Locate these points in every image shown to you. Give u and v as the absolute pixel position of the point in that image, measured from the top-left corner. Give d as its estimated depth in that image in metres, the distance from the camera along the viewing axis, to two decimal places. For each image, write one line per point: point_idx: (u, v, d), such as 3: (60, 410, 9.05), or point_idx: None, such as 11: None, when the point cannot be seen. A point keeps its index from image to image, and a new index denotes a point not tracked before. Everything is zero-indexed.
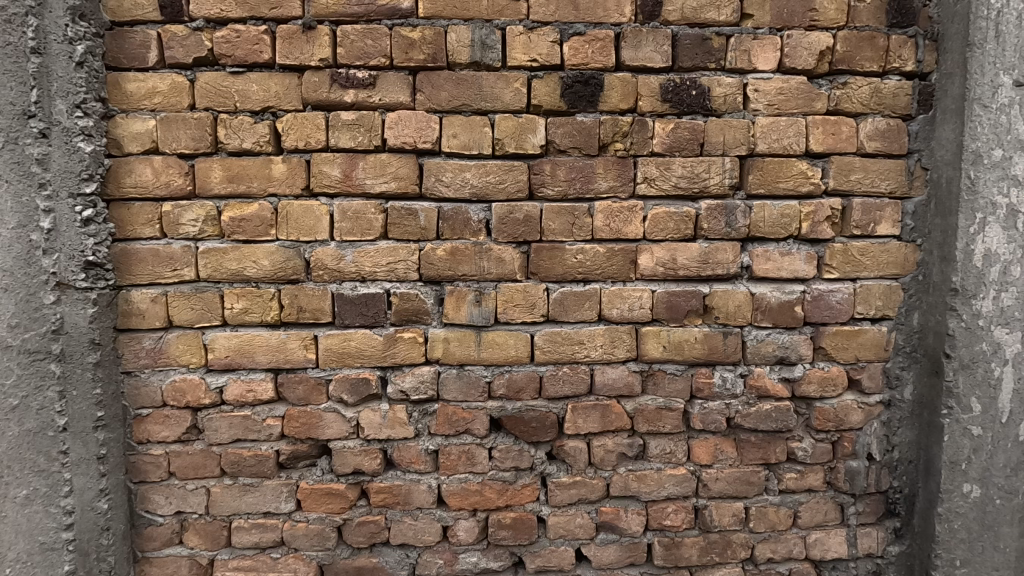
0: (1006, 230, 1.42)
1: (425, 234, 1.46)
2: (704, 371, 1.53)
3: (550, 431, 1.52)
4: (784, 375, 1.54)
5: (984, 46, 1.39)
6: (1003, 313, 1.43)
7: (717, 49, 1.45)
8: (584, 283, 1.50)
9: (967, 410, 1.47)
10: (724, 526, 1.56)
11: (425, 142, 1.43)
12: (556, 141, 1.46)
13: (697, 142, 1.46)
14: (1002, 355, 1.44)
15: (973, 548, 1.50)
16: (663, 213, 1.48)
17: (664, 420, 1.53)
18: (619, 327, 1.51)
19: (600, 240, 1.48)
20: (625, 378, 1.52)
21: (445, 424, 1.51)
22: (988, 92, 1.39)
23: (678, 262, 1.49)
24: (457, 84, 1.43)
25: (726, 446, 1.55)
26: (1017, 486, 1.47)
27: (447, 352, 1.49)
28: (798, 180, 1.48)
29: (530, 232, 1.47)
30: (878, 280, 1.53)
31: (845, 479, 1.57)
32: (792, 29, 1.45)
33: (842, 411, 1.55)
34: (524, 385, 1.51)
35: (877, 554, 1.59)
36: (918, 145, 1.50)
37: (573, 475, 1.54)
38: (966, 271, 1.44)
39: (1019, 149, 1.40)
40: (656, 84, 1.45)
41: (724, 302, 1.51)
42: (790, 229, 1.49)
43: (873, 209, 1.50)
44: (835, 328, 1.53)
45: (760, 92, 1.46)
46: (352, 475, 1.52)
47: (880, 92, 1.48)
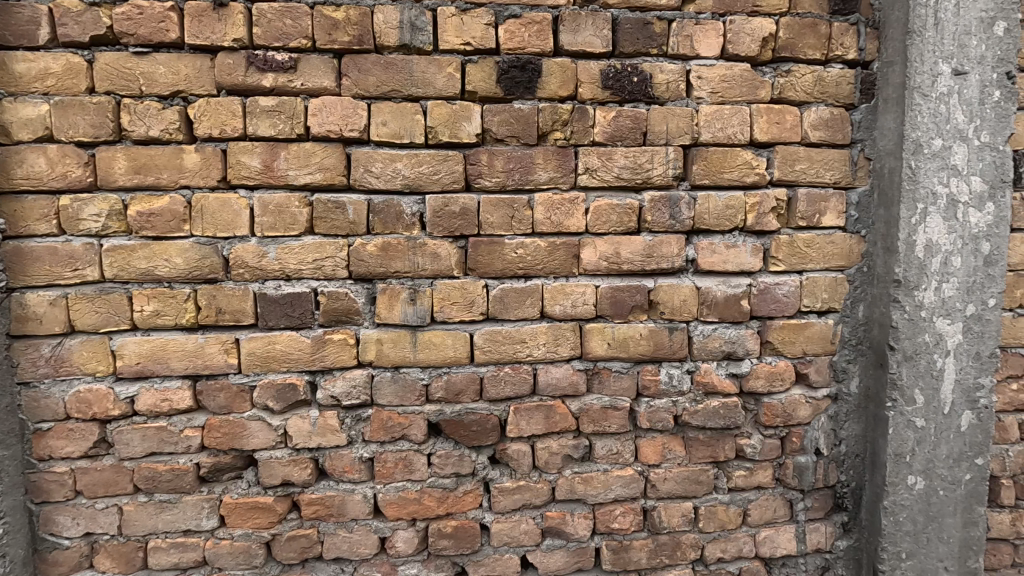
0: (946, 221, 1.41)
1: (354, 229, 1.37)
2: (650, 368, 1.48)
3: (492, 434, 1.45)
4: (731, 371, 1.50)
5: (924, 33, 1.36)
6: (944, 304, 1.43)
7: (659, 34, 1.40)
8: (525, 279, 1.43)
9: (911, 402, 1.46)
10: (674, 527, 1.52)
11: (352, 130, 1.34)
12: (493, 129, 1.38)
13: (639, 131, 1.41)
14: (943, 346, 1.44)
15: (918, 540, 1.49)
16: (606, 205, 1.42)
17: (611, 420, 1.48)
18: (562, 324, 1.44)
19: (541, 234, 1.42)
20: (569, 377, 1.46)
21: (380, 430, 1.42)
22: (927, 81, 1.37)
23: (622, 256, 1.44)
24: (386, 68, 1.34)
25: (674, 445, 1.51)
26: (959, 476, 1.48)
27: (381, 354, 1.41)
28: (743, 170, 1.44)
29: (466, 226, 1.39)
30: (824, 272, 1.50)
31: (793, 475, 1.54)
32: (734, 14, 1.41)
33: (789, 406, 1.52)
34: (463, 387, 1.44)
35: (826, 549, 1.57)
36: (861, 135, 1.47)
37: (517, 480, 1.48)
38: (908, 262, 1.42)
39: (957, 139, 1.39)
40: (597, 70, 1.39)
41: (669, 297, 1.46)
42: (734, 220, 1.45)
43: (818, 200, 1.47)
44: (782, 322, 1.50)
45: (704, 79, 1.41)
46: (281, 487, 1.42)
47: (823, 81, 1.45)
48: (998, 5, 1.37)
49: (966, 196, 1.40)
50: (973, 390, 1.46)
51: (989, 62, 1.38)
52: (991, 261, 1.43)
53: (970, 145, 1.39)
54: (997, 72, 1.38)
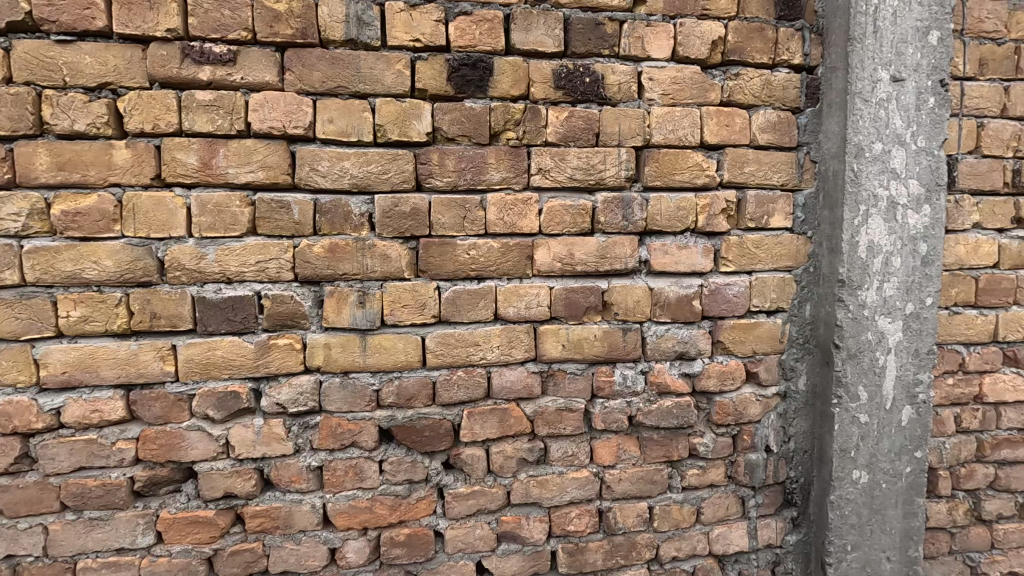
0: (886, 222, 1.45)
1: (299, 229, 1.32)
2: (604, 369, 1.48)
3: (445, 439, 1.43)
4: (684, 371, 1.51)
5: (864, 41, 1.40)
6: (885, 303, 1.47)
7: (611, 35, 1.40)
8: (477, 280, 1.41)
9: (855, 398, 1.50)
10: (629, 528, 1.52)
11: (296, 126, 1.29)
12: (443, 128, 1.35)
13: (592, 132, 1.40)
14: (884, 344, 1.48)
15: (862, 531, 1.53)
16: (559, 206, 1.41)
17: (565, 422, 1.47)
18: (516, 326, 1.43)
19: (494, 235, 1.40)
20: (523, 379, 1.44)
21: (329, 437, 1.38)
22: (868, 87, 1.41)
23: (575, 257, 1.43)
24: (332, 63, 1.29)
25: (629, 445, 1.52)
26: (900, 469, 1.54)
27: (330, 358, 1.36)
28: (694, 172, 1.45)
29: (417, 226, 1.36)
30: (772, 272, 1.53)
31: (745, 472, 1.56)
32: (684, 17, 1.42)
33: (740, 405, 1.54)
34: (415, 392, 1.40)
35: (776, 545, 1.60)
36: (807, 138, 1.51)
37: (471, 485, 1.46)
38: (852, 262, 1.46)
39: (896, 143, 1.44)
40: (549, 70, 1.38)
41: (623, 298, 1.46)
42: (686, 222, 1.46)
43: (767, 202, 1.50)
44: (732, 322, 1.52)
45: (655, 80, 1.42)
46: (223, 500, 1.36)
47: (770, 84, 1.47)
48: (932, 15, 1.42)
49: (905, 199, 1.45)
50: (913, 386, 1.51)
51: (924, 70, 1.43)
52: (928, 261, 1.48)
53: (907, 149, 1.44)
54: (931, 80, 1.44)
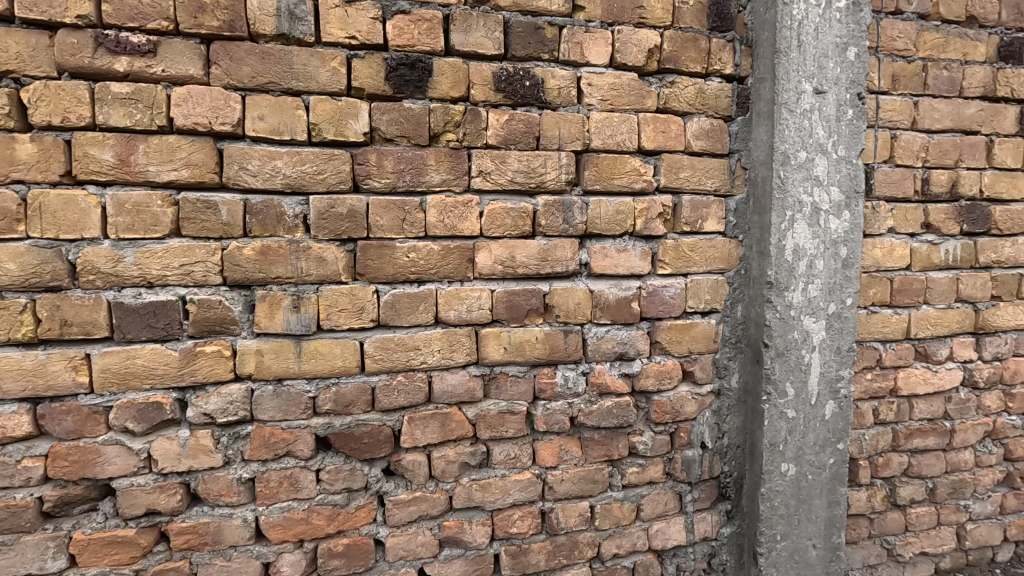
0: (810, 227, 1.53)
1: (228, 231, 1.26)
2: (546, 371, 1.49)
3: (385, 446, 1.40)
4: (623, 371, 1.54)
5: (789, 54, 1.47)
6: (810, 304, 1.55)
7: (550, 39, 1.41)
8: (417, 283, 1.39)
9: (783, 394, 1.57)
10: (571, 528, 1.54)
11: (224, 123, 1.23)
12: (381, 128, 1.33)
13: (533, 135, 1.41)
14: (809, 342, 1.56)
15: (790, 521, 1.61)
16: (499, 208, 1.41)
17: (508, 425, 1.47)
18: (458, 330, 1.42)
19: (434, 237, 1.38)
20: (465, 383, 1.44)
21: (261, 447, 1.32)
22: (793, 98, 1.48)
23: (516, 260, 1.43)
24: (262, 58, 1.24)
25: (571, 445, 1.53)
26: (824, 460, 1.62)
27: (262, 365, 1.31)
28: (632, 177, 1.49)
29: (355, 229, 1.33)
30: (706, 275, 1.58)
31: (682, 468, 1.61)
32: (622, 24, 1.45)
33: (677, 403, 1.59)
34: (354, 398, 1.37)
35: (712, 537, 1.66)
36: (738, 146, 1.57)
37: (413, 491, 1.43)
38: (779, 265, 1.52)
39: (819, 152, 1.51)
40: (489, 72, 1.38)
41: (564, 301, 1.47)
42: (625, 225, 1.49)
43: (701, 207, 1.55)
44: (670, 323, 1.56)
45: (594, 86, 1.44)
46: (145, 517, 1.28)
47: (704, 93, 1.52)
48: (850, 32, 1.51)
49: (827, 205, 1.53)
50: (835, 381, 1.60)
51: (843, 83, 1.52)
52: (848, 264, 1.57)
53: (829, 158, 1.52)
54: (850, 93, 1.52)
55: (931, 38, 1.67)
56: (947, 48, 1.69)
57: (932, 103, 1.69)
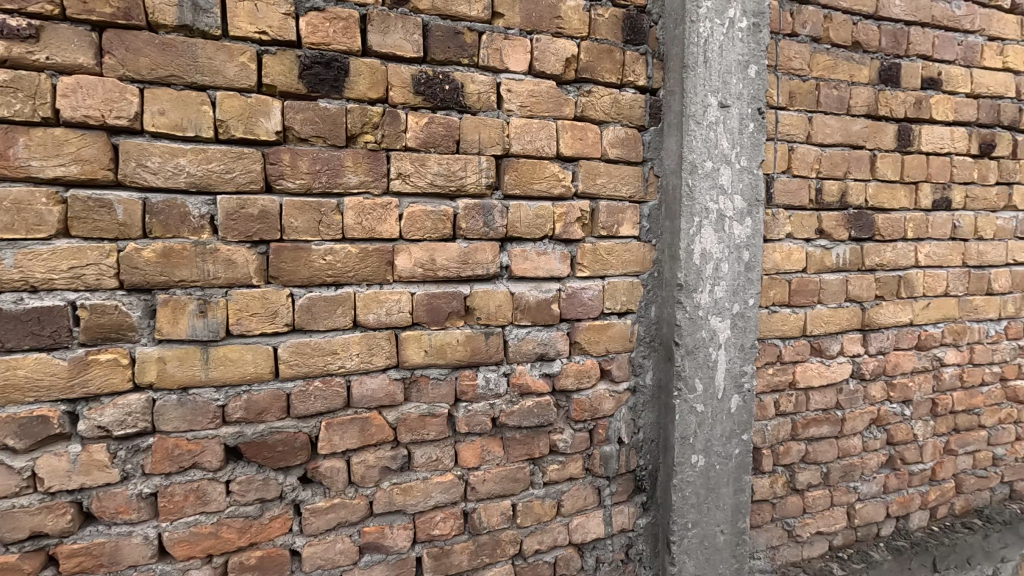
0: (716, 232, 1.63)
1: (125, 232, 1.19)
2: (468, 373, 1.50)
3: (301, 453, 1.36)
4: (544, 371, 1.58)
5: (696, 69, 1.56)
6: (716, 304, 1.66)
7: (470, 45, 1.42)
8: (334, 287, 1.36)
9: (693, 390, 1.66)
10: (493, 527, 1.56)
11: (119, 117, 1.16)
12: (295, 127, 1.29)
13: (452, 139, 1.42)
14: (716, 340, 1.67)
15: (700, 509, 1.71)
16: (419, 211, 1.41)
17: (429, 427, 1.47)
18: (377, 333, 1.40)
19: (352, 240, 1.36)
20: (385, 387, 1.42)
21: (164, 460, 1.25)
22: (700, 110, 1.57)
23: (437, 262, 1.44)
24: (162, 49, 1.18)
25: (493, 446, 1.55)
26: (730, 451, 1.73)
27: (164, 374, 1.24)
28: (551, 182, 1.53)
29: (267, 230, 1.28)
30: (622, 277, 1.65)
31: (600, 463, 1.67)
32: (540, 33, 1.48)
33: (596, 401, 1.65)
34: (267, 405, 1.33)
35: (629, 528, 1.74)
36: (651, 154, 1.64)
37: (330, 498, 1.40)
38: (689, 268, 1.61)
39: (724, 162, 1.61)
40: (408, 74, 1.37)
41: (484, 303, 1.49)
42: (544, 229, 1.53)
43: (617, 212, 1.61)
44: (588, 324, 1.62)
45: (513, 92, 1.47)
46: (29, 541, 1.18)
47: (619, 103, 1.59)
48: (751, 51, 1.62)
49: (731, 212, 1.64)
50: (738, 376, 1.72)
51: (745, 99, 1.63)
52: (749, 267, 1.69)
53: (733, 168, 1.63)
54: (751, 108, 1.64)
55: (823, 60, 1.82)
56: (836, 69, 1.84)
57: (824, 119, 1.84)
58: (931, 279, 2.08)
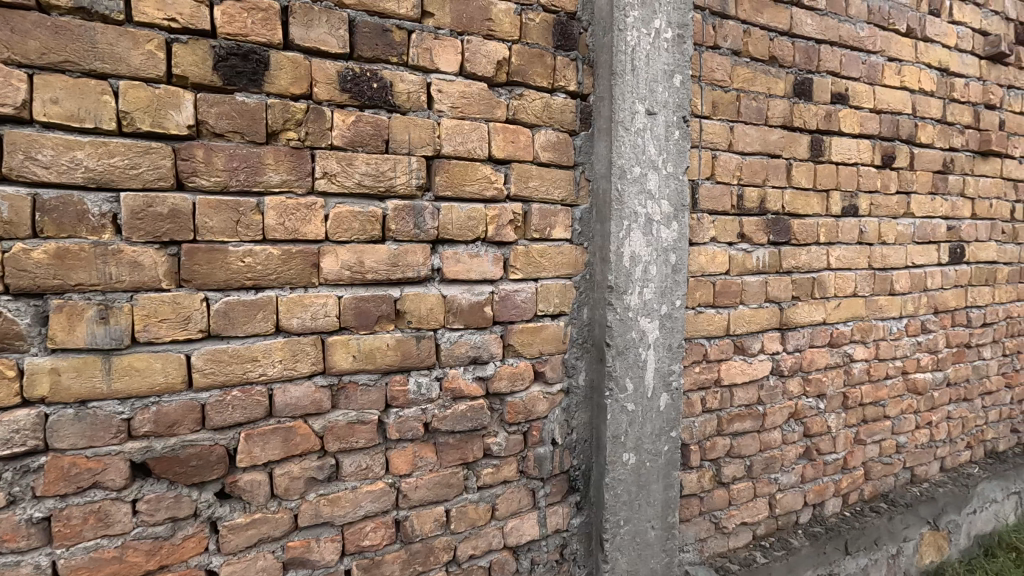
0: (645, 236, 1.68)
1: (11, 231, 1.08)
2: (398, 378, 1.47)
3: (217, 467, 1.28)
4: (477, 375, 1.57)
5: (625, 76, 1.60)
6: (645, 306, 1.70)
7: (398, 43, 1.39)
8: (254, 290, 1.29)
9: (624, 390, 1.70)
10: (426, 534, 1.53)
11: (3, 105, 1.05)
12: (209, 122, 1.22)
13: (381, 139, 1.39)
14: (645, 341, 1.71)
15: (631, 506, 1.75)
16: (346, 212, 1.36)
17: (358, 435, 1.43)
18: (301, 338, 1.35)
19: (273, 241, 1.30)
20: (310, 395, 1.37)
21: (59, 480, 1.14)
22: (628, 117, 1.61)
23: (365, 265, 1.40)
24: (55, 32, 1.08)
25: (426, 452, 1.53)
26: (659, 448, 1.79)
27: (58, 387, 1.13)
28: (483, 184, 1.52)
29: (177, 230, 1.20)
30: (555, 280, 1.66)
31: (534, 465, 1.68)
32: (471, 35, 1.48)
33: (529, 403, 1.65)
34: (179, 418, 1.24)
35: (563, 529, 1.75)
36: (582, 158, 1.67)
37: (251, 513, 1.33)
38: (619, 271, 1.65)
39: (651, 168, 1.66)
40: (333, 71, 1.33)
41: (415, 306, 1.47)
42: (476, 231, 1.52)
43: (549, 215, 1.63)
44: (521, 326, 1.62)
45: (444, 93, 1.45)
46: None
47: (550, 107, 1.60)
48: (676, 62, 1.68)
49: (658, 216, 1.69)
50: (667, 375, 1.77)
51: (670, 107, 1.68)
52: (676, 269, 1.75)
53: (660, 174, 1.68)
54: (676, 116, 1.70)
55: (742, 73, 1.91)
56: (755, 82, 1.94)
57: (745, 128, 1.93)
58: (841, 280, 2.23)
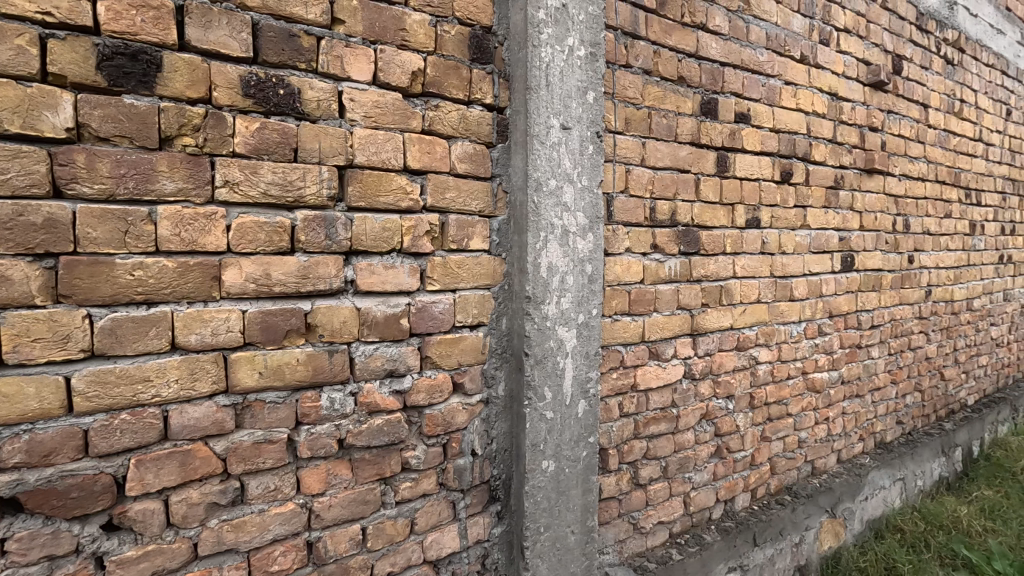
0: (561, 247, 1.72)
1: None
2: (309, 394, 1.42)
3: (103, 497, 1.19)
4: (393, 388, 1.55)
5: (539, 91, 1.64)
6: (562, 315, 1.74)
7: (307, 49, 1.35)
8: (146, 306, 1.21)
9: (542, 398, 1.72)
10: (341, 554, 1.49)
11: None
12: (92, 124, 1.13)
13: (289, 147, 1.34)
14: (563, 350, 1.75)
15: (551, 512, 1.78)
16: (250, 222, 1.30)
17: (265, 455, 1.36)
18: (200, 356, 1.27)
19: (168, 253, 1.22)
20: (212, 415, 1.29)
21: None
22: (543, 131, 1.65)
23: (272, 278, 1.34)
24: None
25: (339, 469, 1.48)
26: (578, 453, 1.83)
27: None
28: (398, 195, 1.50)
29: (54, 241, 1.11)
30: (474, 290, 1.67)
31: (454, 477, 1.67)
32: (384, 44, 1.46)
33: (448, 415, 1.64)
34: (56, 446, 1.13)
35: (484, 539, 1.75)
36: (499, 170, 1.68)
37: (143, 545, 1.24)
38: (536, 281, 1.68)
39: (567, 181, 1.71)
40: (235, 75, 1.27)
41: (327, 319, 1.43)
42: (392, 242, 1.50)
43: (467, 226, 1.63)
44: (439, 338, 1.61)
45: (356, 102, 1.43)
46: None
47: (466, 119, 1.61)
48: (589, 79, 1.74)
49: (574, 228, 1.74)
50: (584, 382, 1.82)
51: (584, 122, 1.74)
52: (592, 279, 1.81)
53: (575, 186, 1.73)
54: (590, 131, 1.76)
55: (653, 91, 2.01)
56: (665, 100, 2.04)
57: (656, 144, 2.03)
58: (746, 288, 2.38)
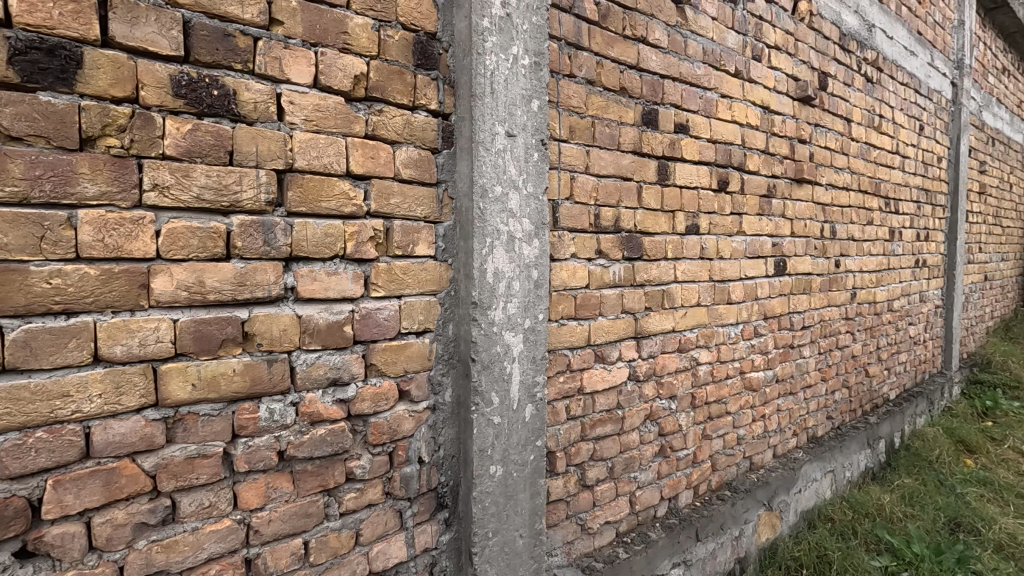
0: (507, 253, 1.73)
1: None
2: (247, 406, 1.37)
3: (16, 522, 1.10)
4: (336, 397, 1.51)
5: (484, 98, 1.65)
6: (509, 320, 1.76)
7: (243, 49, 1.31)
8: (65, 316, 1.14)
9: (489, 403, 1.73)
10: (281, 569, 1.44)
11: None
12: (2, 123, 1.06)
13: (224, 150, 1.30)
14: (509, 355, 1.76)
15: (499, 516, 1.78)
16: (182, 228, 1.25)
17: (198, 471, 1.31)
18: (126, 368, 1.20)
19: (90, 260, 1.15)
20: (139, 431, 1.23)
21: None
22: (488, 138, 1.66)
23: (206, 285, 1.29)
24: None
25: (280, 482, 1.43)
26: (525, 457, 1.84)
27: None
28: (341, 200, 1.48)
29: None
30: (419, 297, 1.66)
31: (400, 485, 1.65)
32: (325, 46, 1.44)
33: (394, 422, 1.62)
34: None
35: (432, 547, 1.73)
36: (444, 176, 1.68)
37: (62, 572, 1.16)
38: (483, 287, 1.68)
39: (512, 187, 1.73)
40: (165, 74, 1.22)
41: (266, 328, 1.38)
42: (334, 248, 1.47)
43: (412, 232, 1.62)
44: (384, 345, 1.59)
45: (296, 105, 1.40)
46: None
47: (411, 124, 1.60)
48: (533, 87, 1.77)
49: (520, 234, 1.76)
50: (531, 387, 1.84)
51: (529, 130, 1.77)
52: (538, 284, 1.83)
53: (521, 193, 1.75)
54: (535, 139, 1.78)
55: (596, 101, 2.06)
56: (607, 109, 2.10)
57: (599, 152, 2.08)
58: (687, 291, 2.47)
